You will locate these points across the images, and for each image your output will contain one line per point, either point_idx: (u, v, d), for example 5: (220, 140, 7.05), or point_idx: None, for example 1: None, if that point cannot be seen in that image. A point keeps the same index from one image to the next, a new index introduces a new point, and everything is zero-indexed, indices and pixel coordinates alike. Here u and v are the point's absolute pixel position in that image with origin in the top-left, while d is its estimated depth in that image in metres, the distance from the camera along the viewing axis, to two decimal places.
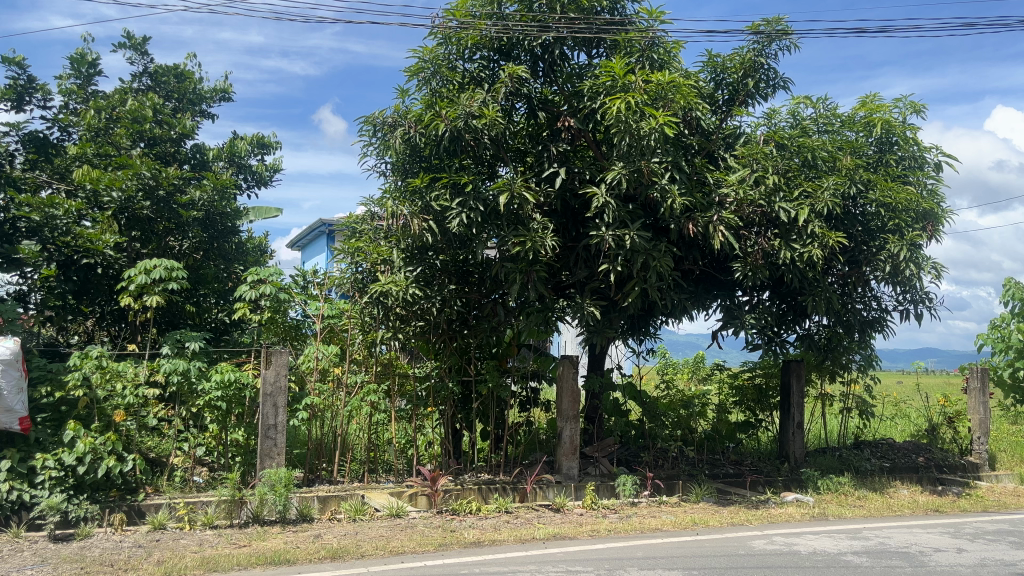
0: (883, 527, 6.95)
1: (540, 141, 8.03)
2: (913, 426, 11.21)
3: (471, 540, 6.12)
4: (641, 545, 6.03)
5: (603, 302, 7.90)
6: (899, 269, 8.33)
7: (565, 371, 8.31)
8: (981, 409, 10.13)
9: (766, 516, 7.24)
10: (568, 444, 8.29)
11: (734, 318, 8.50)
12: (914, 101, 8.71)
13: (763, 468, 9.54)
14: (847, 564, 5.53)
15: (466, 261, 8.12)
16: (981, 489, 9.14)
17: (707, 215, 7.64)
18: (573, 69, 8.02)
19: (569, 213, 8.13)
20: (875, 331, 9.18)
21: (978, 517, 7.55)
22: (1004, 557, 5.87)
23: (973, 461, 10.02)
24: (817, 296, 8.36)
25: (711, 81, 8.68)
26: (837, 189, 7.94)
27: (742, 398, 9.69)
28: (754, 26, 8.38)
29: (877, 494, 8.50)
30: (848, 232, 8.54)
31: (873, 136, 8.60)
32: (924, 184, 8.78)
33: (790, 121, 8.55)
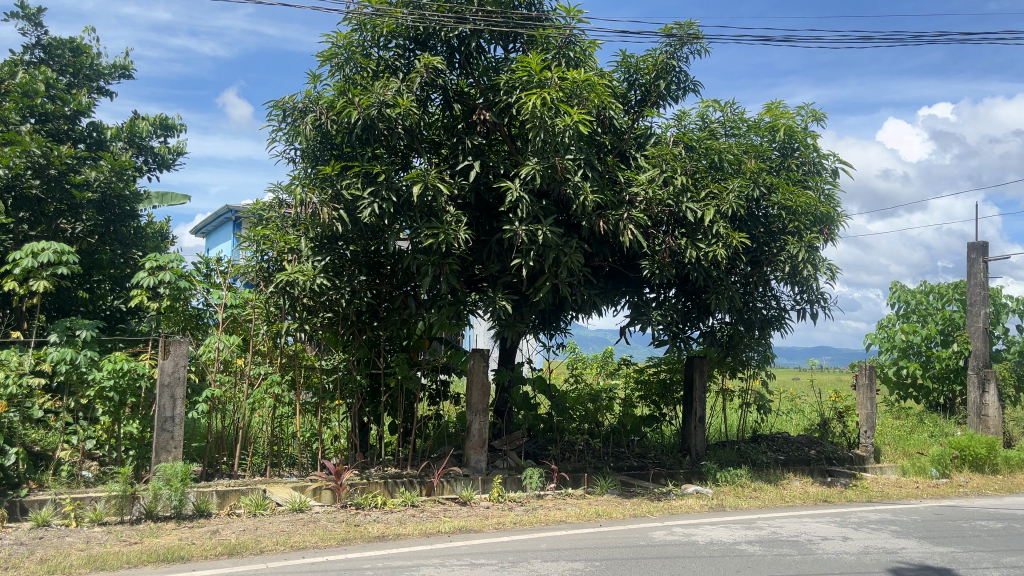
0: (775, 517, 7.24)
1: (455, 133, 7.94)
2: (806, 420, 11.75)
3: (376, 534, 6.04)
4: (545, 537, 6.09)
5: (514, 297, 7.91)
6: (797, 270, 8.69)
7: (476, 364, 8.32)
8: (868, 404, 10.66)
9: (667, 508, 7.45)
10: (477, 437, 8.28)
11: (641, 313, 8.66)
12: (815, 108, 9.05)
13: (666, 461, 9.76)
14: (741, 553, 5.74)
15: (378, 252, 8.01)
16: (866, 480, 9.66)
17: (617, 213, 7.76)
18: (489, 63, 8.02)
19: (483, 206, 8.14)
20: (773, 329, 9.52)
21: (862, 507, 7.96)
22: (885, 545, 6.21)
23: (860, 454, 10.57)
24: (720, 294, 8.62)
25: (624, 81, 8.82)
26: (741, 192, 8.24)
27: (647, 392, 9.96)
28: (668, 28, 8.54)
29: (772, 486, 8.85)
30: (751, 233, 8.84)
31: (776, 141, 8.93)
32: (822, 189, 9.18)
33: (698, 124, 8.78)
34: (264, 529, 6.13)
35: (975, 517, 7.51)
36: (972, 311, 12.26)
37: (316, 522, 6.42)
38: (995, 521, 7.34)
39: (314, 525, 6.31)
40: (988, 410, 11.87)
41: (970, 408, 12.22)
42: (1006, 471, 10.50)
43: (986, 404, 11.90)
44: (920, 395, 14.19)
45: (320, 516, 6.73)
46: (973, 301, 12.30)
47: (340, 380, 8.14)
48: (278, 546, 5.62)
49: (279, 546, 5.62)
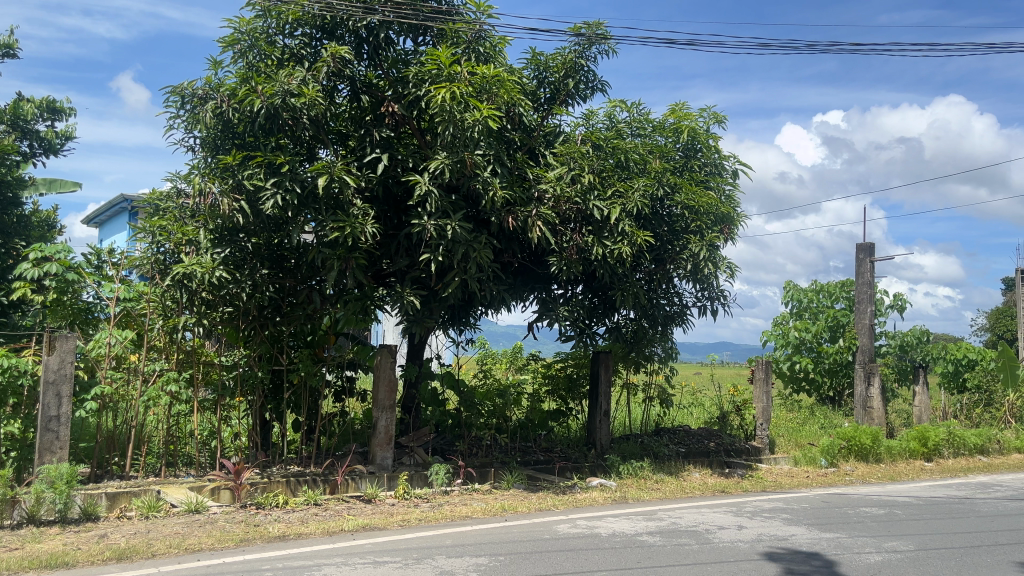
0: (675, 508, 7.45)
1: (363, 125, 7.79)
2: (706, 413, 12.12)
3: (276, 534, 5.89)
4: (450, 533, 6.08)
5: (423, 292, 7.85)
6: (698, 268, 8.97)
7: (383, 361, 8.20)
8: (764, 398, 11.07)
9: (571, 501, 7.55)
10: (383, 434, 8.18)
11: (549, 309, 8.74)
12: (717, 111, 9.34)
13: (571, 455, 9.89)
14: (642, 544, 5.87)
15: (281, 245, 7.80)
16: (761, 471, 10.05)
17: (526, 210, 7.81)
18: (397, 55, 7.95)
19: (391, 200, 8.05)
20: (675, 325, 9.77)
21: (757, 497, 8.29)
22: (777, 533, 6.47)
23: (756, 446, 10.99)
24: (625, 291, 8.80)
25: (533, 79, 8.86)
26: (646, 191, 8.43)
27: (554, 387, 10.09)
28: (577, 27, 8.64)
29: (673, 478, 9.10)
30: (655, 231, 9.05)
31: (679, 142, 9.16)
32: (722, 190, 9.48)
33: (606, 123, 8.92)
34: (156, 532, 5.89)
35: (860, 504, 7.93)
36: (860, 308, 12.88)
37: (213, 524, 6.20)
38: (877, 508, 7.77)
39: (211, 526, 6.10)
40: (872, 402, 12.55)
41: (857, 401, 12.88)
42: (888, 460, 11.13)
43: (871, 397, 12.56)
44: (811, 389, 14.85)
45: (217, 517, 6.51)
46: (861, 299, 12.92)
47: (240, 376, 7.91)
48: (171, 549, 5.40)
49: (173, 549, 5.41)
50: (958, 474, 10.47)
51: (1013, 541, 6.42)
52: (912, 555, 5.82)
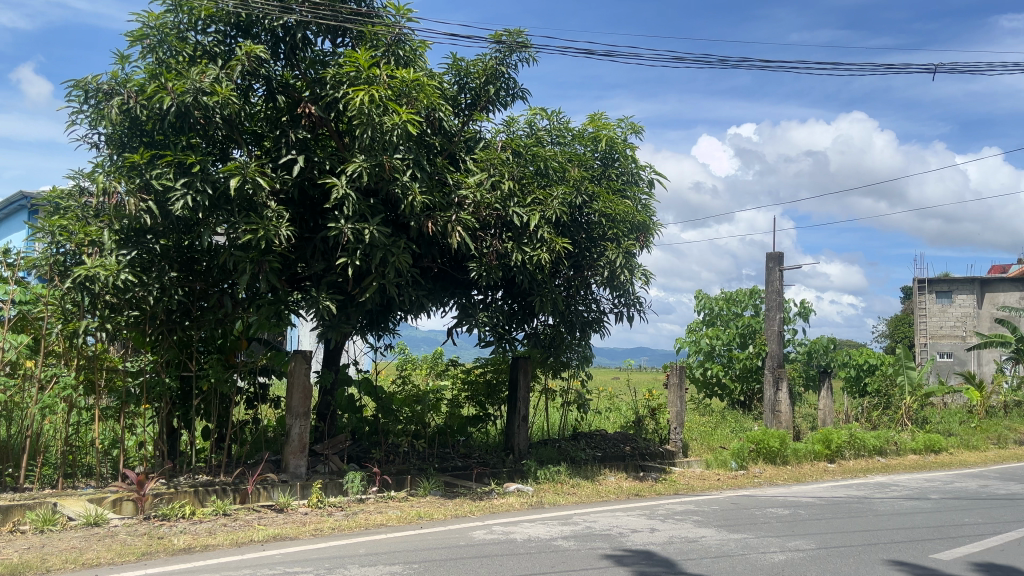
0: (589, 512, 7.55)
1: (279, 126, 7.65)
2: (622, 418, 12.33)
3: (181, 546, 5.69)
4: (363, 542, 6.00)
5: (339, 297, 7.73)
6: (615, 275, 9.13)
7: (297, 366, 8.05)
8: (678, 403, 11.25)
9: (488, 507, 7.55)
10: (297, 441, 8.01)
11: (468, 315, 8.72)
12: (634, 121, 9.52)
13: (489, 460, 9.88)
14: (556, 548, 5.93)
15: (192, 247, 7.56)
16: (674, 474, 10.28)
17: (446, 215, 7.78)
18: (315, 55, 7.82)
19: (307, 203, 7.90)
20: (592, 331, 9.92)
21: (669, 500, 8.48)
22: (687, 534, 6.63)
23: (669, 449, 11.23)
24: (544, 296, 8.87)
25: (454, 84, 8.84)
26: (565, 199, 8.53)
27: (473, 392, 10.07)
28: (498, 35, 8.68)
29: (589, 482, 9.22)
30: (573, 238, 9.17)
31: (598, 151, 9.30)
32: (639, 199, 9.68)
33: (526, 130, 8.99)
34: (52, 547, 5.61)
35: (766, 505, 8.20)
36: (769, 316, 13.29)
37: (113, 537, 5.95)
38: (783, 508, 8.05)
39: (112, 540, 5.86)
40: (780, 407, 13.00)
41: (766, 405, 13.33)
42: (794, 462, 11.55)
43: (779, 401, 13.01)
44: (722, 394, 15.27)
45: (118, 529, 6.25)
46: (771, 307, 13.33)
47: (146, 383, 7.58)
48: (68, 564, 5.16)
49: (69, 564, 5.16)
50: (858, 475, 10.96)
51: (906, 538, 6.75)
52: (814, 554, 6.05)
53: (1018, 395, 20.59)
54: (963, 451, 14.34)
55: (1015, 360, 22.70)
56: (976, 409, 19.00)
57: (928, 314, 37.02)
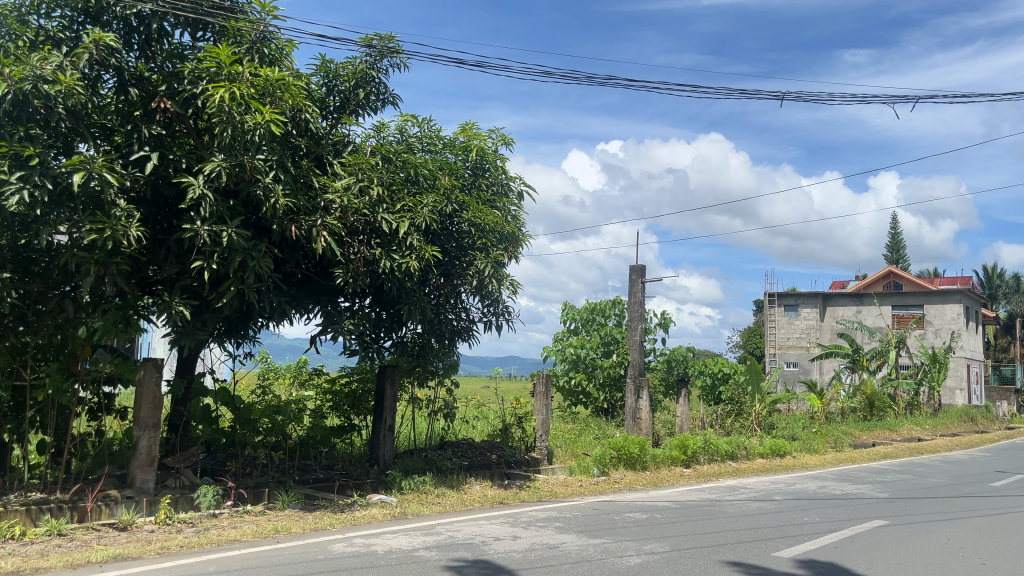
0: (453, 521, 7.53)
1: (131, 120, 7.22)
2: (489, 426, 12.39)
3: (7, 570, 5.23)
4: (215, 559, 5.72)
5: (194, 302, 7.37)
6: (484, 285, 9.19)
7: (147, 375, 7.58)
8: (543, 410, 11.45)
9: (349, 519, 7.39)
10: (145, 455, 7.54)
11: (333, 322, 8.49)
12: (505, 133, 9.62)
13: (353, 471, 9.62)
14: (417, 559, 5.86)
15: (29, 247, 7.01)
16: (538, 481, 10.43)
17: (310, 219, 7.55)
18: (172, 49, 7.47)
19: (161, 202, 7.50)
20: (461, 340, 9.93)
21: (532, 507, 8.59)
22: (548, 541, 6.73)
23: (535, 457, 11.36)
24: (412, 305, 8.77)
25: (322, 86, 8.65)
26: (435, 207, 8.51)
27: (337, 402, 9.86)
28: (368, 38, 8.57)
29: (454, 491, 9.21)
30: (443, 247, 9.13)
31: (469, 161, 9.33)
32: (509, 210, 9.78)
33: (397, 137, 8.89)
34: None
35: (625, 510, 8.46)
36: (632, 326, 13.73)
37: None
38: (640, 513, 8.32)
39: None
40: (641, 414, 13.46)
41: (628, 412, 13.78)
42: (652, 467, 11.97)
43: (639, 408, 13.48)
44: (587, 402, 15.63)
45: None
46: (632, 318, 13.79)
47: None
48: None
49: None
50: (710, 479, 11.51)
51: (753, 538, 7.14)
52: (668, 556, 6.29)
53: (853, 402, 22.27)
54: (805, 454, 15.34)
55: (852, 369, 24.55)
56: (818, 414, 20.37)
57: (777, 326, 39.48)
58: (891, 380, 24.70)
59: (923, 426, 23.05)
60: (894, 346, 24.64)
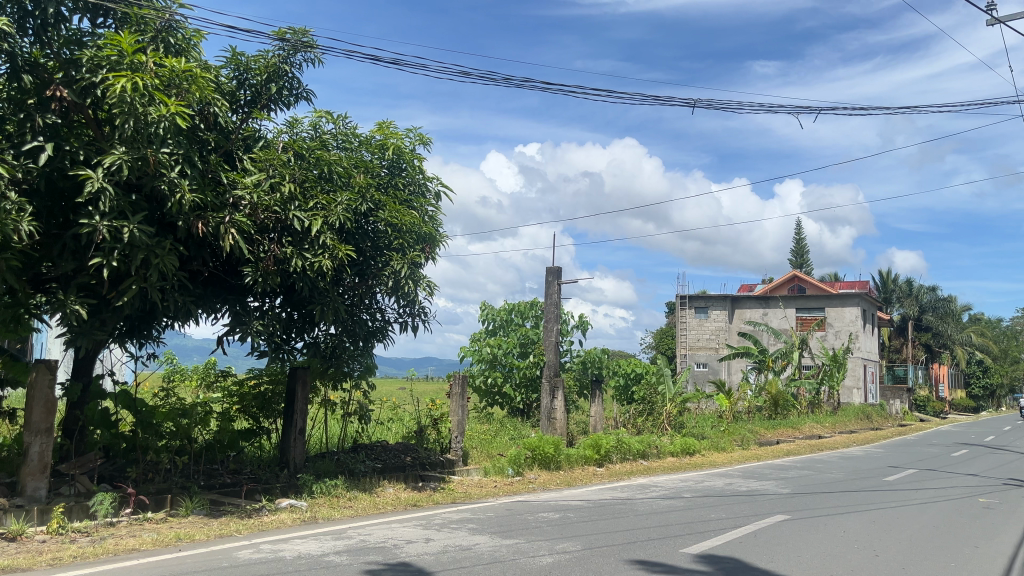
0: (365, 525, 7.42)
1: (24, 109, 6.82)
2: (404, 427, 12.26)
3: None
4: (112, 570, 5.46)
5: (91, 301, 7.03)
6: (399, 286, 9.10)
7: (39, 378, 7.18)
8: (460, 412, 11.33)
9: (256, 525, 7.19)
10: (36, 461, 7.14)
11: (241, 322, 8.23)
12: (423, 132, 9.55)
13: (261, 476, 9.28)
14: (327, 564, 5.75)
15: None
16: (453, 483, 10.39)
17: (218, 216, 7.31)
18: (70, 35, 7.11)
19: (56, 196, 7.12)
20: (375, 341, 9.79)
21: (446, 509, 8.56)
22: (461, 542, 6.70)
23: (450, 458, 11.30)
24: (325, 305, 8.61)
25: (232, 79, 8.37)
26: (349, 205, 8.37)
27: (245, 404, 9.55)
28: (282, 32, 8.36)
29: (366, 494, 9.09)
30: (357, 246, 8.98)
31: (385, 159, 9.22)
32: (426, 210, 9.70)
33: (310, 133, 8.72)
34: None
35: (539, 510, 8.51)
36: (547, 327, 13.84)
37: None
38: (553, 512, 8.40)
39: None
40: (555, 414, 13.58)
41: (543, 412, 13.87)
42: (566, 467, 12.09)
43: (554, 409, 13.59)
44: (503, 402, 15.68)
45: None
46: (548, 319, 13.89)
47: None
48: None
49: None
50: (622, 478, 11.71)
51: (662, 535, 7.30)
52: (579, 555, 6.35)
53: (759, 401, 23.07)
54: (713, 453, 15.79)
55: (758, 369, 25.41)
56: (726, 413, 21.01)
57: (688, 327, 40.54)
58: (794, 379, 25.70)
59: (823, 423, 24.08)
60: (797, 347, 25.64)
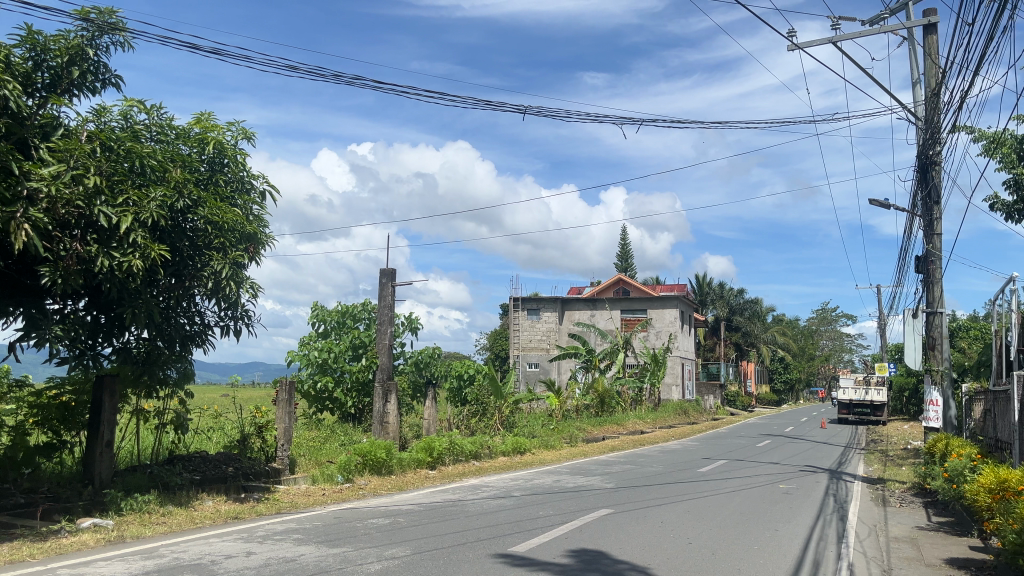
0: (180, 542, 6.97)
1: None
2: (226, 436, 11.64)
3: None
4: None
5: None
6: (219, 287, 8.71)
7: None
8: (286, 419, 10.87)
9: (53, 548, 6.57)
10: None
11: (37, 326, 7.49)
12: (245, 126, 9.13)
13: (61, 495, 8.39)
14: None
15: None
16: (278, 493, 9.99)
17: (8, 209, 6.57)
18: None
19: None
20: (194, 345, 9.27)
21: (270, 520, 8.22)
22: (285, 554, 6.46)
23: (275, 467, 10.83)
24: (135, 307, 8.02)
25: (27, 59, 7.56)
26: (163, 201, 7.87)
27: (45, 417, 8.68)
28: (85, 11, 7.71)
29: (182, 509, 8.56)
30: (174, 245, 8.42)
31: (205, 154, 8.71)
32: (250, 209, 9.27)
33: (119, 123, 8.09)
34: None
35: (368, 516, 8.36)
36: (380, 330, 13.63)
37: None
38: (382, 518, 8.28)
39: None
40: (388, 418, 13.41)
41: (374, 416, 13.63)
42: (398, 471, 11.97)
43: (387, 412, 13.41)
44: (333, 407, 15.33)
45: None
46: (382, 321, 13.67)
47: None
48: None
49: None
50: (454, 480, 11.75)
51: (491, 535, 7.38)
52: (407, 560, 6.29)
53: (586, 399, 23.94)
54: (542, 451, 16.20)
55: (585, 368, 26.32)
56: (555, 412, 21.62)
57: (521, 328, 41.43)
58: (619, 377, 26.89)
59: (645, 419, 25.39)
60: (621, 347, 26.77)
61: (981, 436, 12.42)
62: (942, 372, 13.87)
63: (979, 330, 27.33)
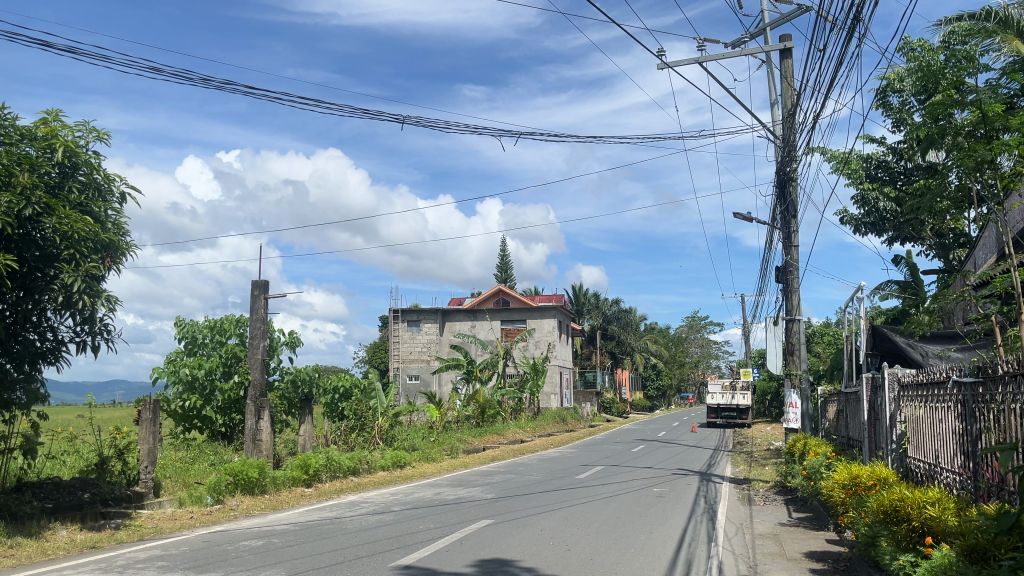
0: None
1: None
2: (82, 459, 10.88)
3: None
4: None
5: None
6: (71, 301, 8.17)
7: None
8: (150, 439, 10.15)
9: None
10: None
11: None
12: (97, 127, 8.60)
13: None
14: None
15: None
16: (140, 519, 9.44)
17: None
18: None
19: None
20: (44, 363, 8.59)
21: (130, 548, 7.71)
22: None
23: (138, 491, 10.17)
24: None
25: None
26: (6, 207, 7.30)
27: None
28: None
29: (32, 540, 7.92)
30: (20, 255, 7.82)
31: (54, 159, 8.11)
32: (105, 215, 8.74)
33: None
34: None
35: (239, 539, 8.00)
36: (253, 344, 13.11)
37: None
38: (255, 540, 7.95)
39: None
40: (261, 436, 12.89)
41: (246, 434, 13.08)
42: (271, 490, 11.55)
43: (259, 430, 12.89)
44: (202, 425, 14.67)
45: None
46: (254, 335, 13.16)
47: None
48: None
49: None
50: (332, 497, 11.44)
51: (370, 552, 7.22)
52: None
53: (467, 410, 23.94)
54: (422, 464, 16.05)
55: (466, 379, 26.24)
56: (435, 424, 21.47)
57: (401, 341, 41.09)
58: (499, 387, 27.02)
59: (524, 429, 25.63)
60: (502, 357, 26.93)
61: (835, 435, 13.24)
62: (801, 375, 14.70)
63: (831, 336, 29.20)
